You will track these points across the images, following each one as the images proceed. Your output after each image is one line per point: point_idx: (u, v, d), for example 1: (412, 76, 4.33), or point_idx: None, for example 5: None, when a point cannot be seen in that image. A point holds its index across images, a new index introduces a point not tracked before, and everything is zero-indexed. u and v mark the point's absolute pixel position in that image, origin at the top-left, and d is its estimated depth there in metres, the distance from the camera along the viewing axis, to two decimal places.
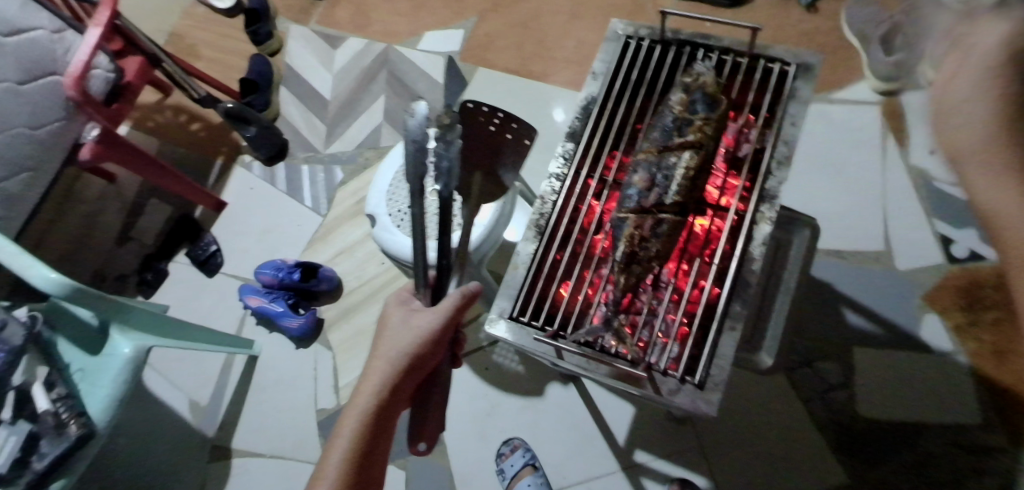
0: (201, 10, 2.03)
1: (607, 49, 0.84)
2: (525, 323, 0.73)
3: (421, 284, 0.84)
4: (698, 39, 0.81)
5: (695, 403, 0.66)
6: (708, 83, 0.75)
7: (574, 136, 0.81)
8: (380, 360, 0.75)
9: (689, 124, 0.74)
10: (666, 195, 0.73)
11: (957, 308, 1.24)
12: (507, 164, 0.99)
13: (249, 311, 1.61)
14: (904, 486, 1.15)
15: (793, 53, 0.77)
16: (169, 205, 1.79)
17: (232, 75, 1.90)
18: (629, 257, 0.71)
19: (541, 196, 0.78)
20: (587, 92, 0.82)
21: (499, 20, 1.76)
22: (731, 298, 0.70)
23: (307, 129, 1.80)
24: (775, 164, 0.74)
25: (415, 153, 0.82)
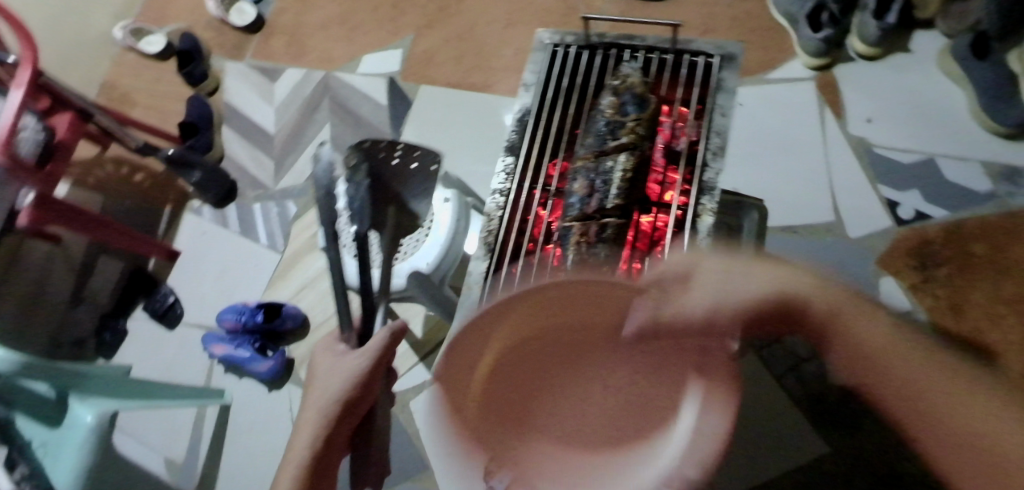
0: (132, 57, 1.97)
1: (536, 59, 0.85)
2: None
3: (346, 326, 0.89)
4: (622, 40, 0.83)
5: None
6: (636, 84, 0.76)
7: (513, 149, 0.81)
8: (312, 411, 0.75)
9: (621, 126, 0.74)
10: (607, 199, 0.72)
11: (912, 268, 1.26)
12: (416, 192, 1.00)
13: (215, 359, 1.56)
14: (880, 448, 1.18)
15: (715, 45, 0.80)
16: (120, 261, 1.73)
17: (171, 120, 1.85)
18: (580, 265, 0.69)
19: (487, 212, 0.77)
20: (521, 104, 0.83)
21: (436, 35, 1.75)
22: None
23: (254, 167, 1.76)
24: (711, 154, 0.74)
25: (325, 194, 0.92)
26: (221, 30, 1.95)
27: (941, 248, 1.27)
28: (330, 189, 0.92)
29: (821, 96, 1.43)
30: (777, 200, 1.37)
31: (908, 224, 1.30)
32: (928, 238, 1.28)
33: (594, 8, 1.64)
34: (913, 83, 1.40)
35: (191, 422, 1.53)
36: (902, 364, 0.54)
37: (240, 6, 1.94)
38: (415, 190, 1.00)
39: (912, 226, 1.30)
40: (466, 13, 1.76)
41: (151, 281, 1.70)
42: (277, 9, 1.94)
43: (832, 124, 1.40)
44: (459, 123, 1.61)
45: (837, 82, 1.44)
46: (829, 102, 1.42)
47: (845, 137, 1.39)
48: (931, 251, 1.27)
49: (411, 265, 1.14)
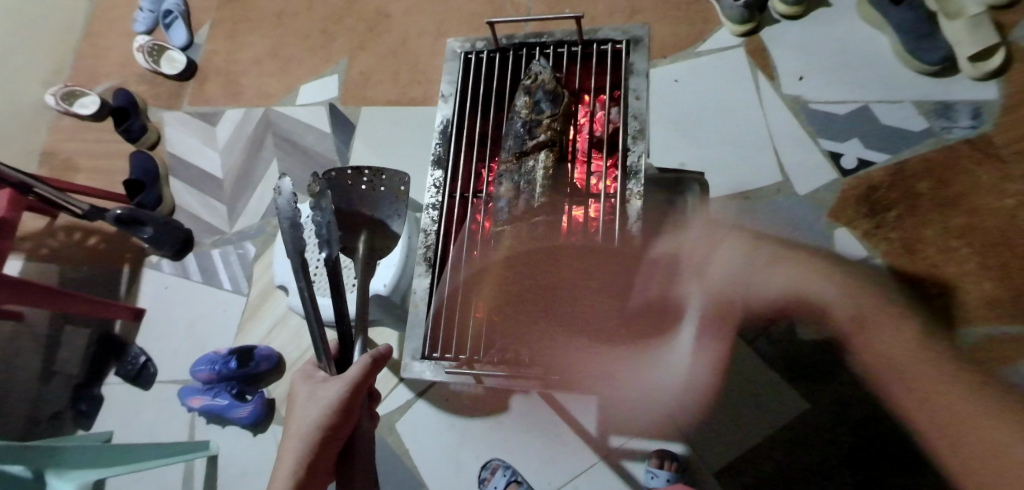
0: (67, 121, 1.93)
1: (451, 70, 0.90)
2: (439, 358, 0.81)
3: (323, 356, 0.83)
4: (532, 40, 0.88)
5: None
6: (547, 82, 0.82)
7: (443, 163, 0.86)
8: (292, 441, 0.75)
9: (537, 125, 0.80)
10: (533, 199, 0.78)
11: (861, 215, 1.29)
12: (386, 214, 0.97)
13: (196, 412, 1.54)
14: (857, 393, 1.20)
15: (620, 32, 0.87)
16: (85, 328, 1.70)
17: (118, 179, 1.83)
18: (514, 263, 0.77)
19: (425, 229, 0.84)
20: (444, 116, 0.89)
21: (370, 56, 1.75)
22: (617, 272, 0.77)
23: (207, 213, 1.74)
24: (631, 137, 0.82)
25: (292, 228, 0.79)
26: (154, 81, 1.92)
27: (887, 192, 1.30)
28: (296, 220, 0.79)
29: (751, 61, 1.45)
30: (726, 168, 1.39)
31: (853, 174, 1.33)
32: (873, 184, 1.31)
33: (520, 6, 1.65)
34: (836, 35, 1.43)
35: (181, 478, 1.51)
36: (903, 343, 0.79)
37: (170, 55, 1.91)
38: (387, 213, 0.96)
39: (857, 175, 1.32)
40: (396, 29, 1.76)
41: (120, 342, 1.67)
42: (207, 52, 1.92)
43: (765, 87, 1.43)
44: (407, 141, 1.62)
45: (766, 45, 1.46)
46: (760, 66, 1.44)
47: (780, 97, 1.41)
48: (879, 195, 1.30)
49: (370, 288, 1.13)
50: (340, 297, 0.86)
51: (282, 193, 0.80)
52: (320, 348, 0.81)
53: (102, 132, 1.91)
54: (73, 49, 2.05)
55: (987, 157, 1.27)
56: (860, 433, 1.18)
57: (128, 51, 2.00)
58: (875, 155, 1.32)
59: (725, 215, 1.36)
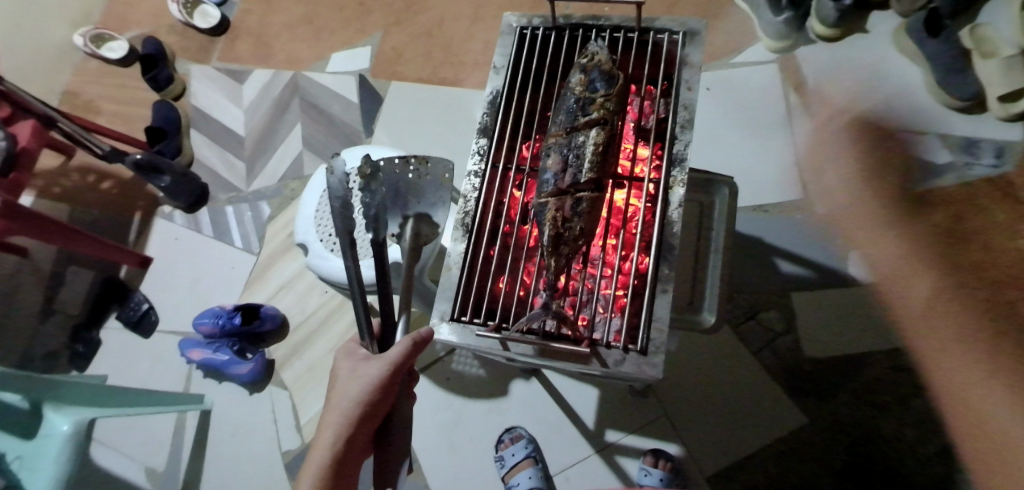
0: (92, 64, 1.92)
1: (503, 43, 0.85)
2: (467, 322, 0.74)
3: (366, 334, 0.92)
4: (589, 21, 0.84)
5: (640, 368, 0.69)
6: (603, 61, 0.77)
7: (486, 131, 0.82)
8: (334, 412, 0.81)
9: (590, 102, 0.75)
10: (581, 174, 0.73)
11: (877, 241, 1.31)
12: (431, 201, 0.99)
13: (194, 364, 1.53)
14: (855, 414, 1.22)
15: (679, 23, 0.82)
16: (91, 269, 1.69)
17: (139, 126, 1.82)
18: (556, 240, 0.71)
19: (463, 195, 0.80)
20: (492, 86, 0.83)
21: (403, 32, 1.76)
22: (659, 264, 0.73)
23: (226, 170, 1.74)
24: (679, 128, 0.78)
25: (341, 206, 0.90)
26: (185, 33, 1.92)
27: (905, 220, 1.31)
28: (345, 197, 0.91)
29: (784, 78, 1.47)
30: (750, 180, 1.40)
31: None
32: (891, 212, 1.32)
33: None
34: (868, 61, 1.45)
35: (170, 430, 1.50)
36: None
37: (204, 9, 1.91)
38: (432, 202, 0.99)
39: None
40: (433, 10, 1.77)
41: (123, 288, 1.66)
42: (241, 11, 1.92)
43: (795, 105, 1.44)
44: (432, 119, 1.63)
45: (799, 64, 1.47)
46: (791, 84, 1.46)
47: (808, 117, 1.43)
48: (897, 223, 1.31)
49: None
50: (385, 273, 0.92)
51: (334, 171, 0.92)
52: (365, 323, 0.90)
53: (127, 78, 1.90)
54: None
55: (1004, 196, 1.29)
56: (855, 451, 1.20)
57: (161, 2, 2.00)
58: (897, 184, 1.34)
59: (741, 226, 1.37)
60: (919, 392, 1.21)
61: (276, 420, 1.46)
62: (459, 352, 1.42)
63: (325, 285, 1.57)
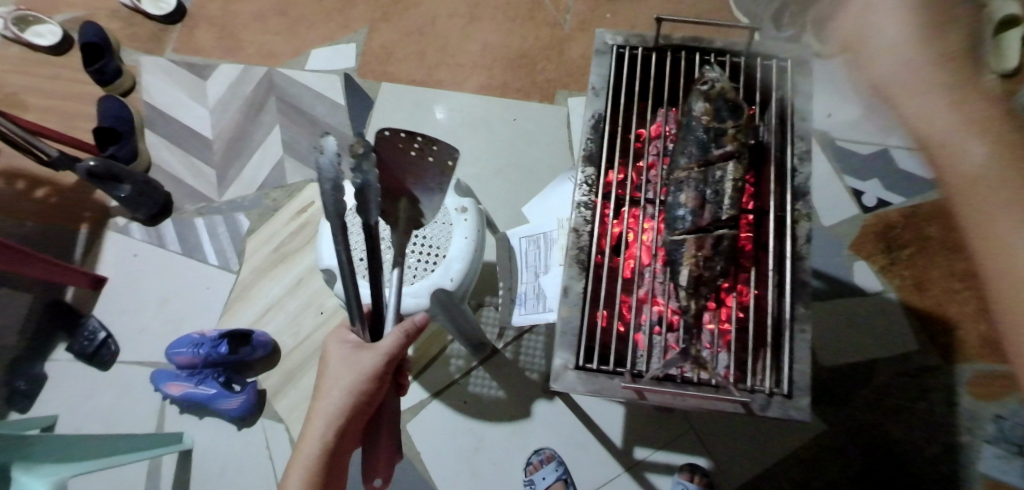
0: (14, 50, 1.65)
1: (600, 62, 0.83)
2: (594, 371, 0.71)
3: (357, 319, 0.84)
4: (691, 42, 0.83)
5: (787, 412, 0.66)
6: (726, 88, 0.75)
7: (592, 159, 0.80)
8: (325, 402, 0.78)
9: (722, 133, 0.74)
10: (720, 210, 0.73)
11: (879, 252, 1.38)
12: (428, 185, 0.92)
13: (170, 399, 1.36)
14: (869, 418, 1.28)
15: (787, 50, 0.82)
16: (28, 292, 1.45)
17: (78, 124, 1.58)
18: (695, 281, 0.71)
19: (574, 228, 0.77)
20: (590, 110, 0.82)
21: (392, 29, 1.64)
22: (794, 301, 0.71)
23: (192, 176, 1.55)
24: (798, 160, 0.76)
25: (335, 192, 0.72)
26: (132, 19, 1.69)
27: (902, 231, 1.38)
28: (341, 183, 0.72)
29: None
30: None
31: (872, 211, 1.41)
32: (890, 223, 1.39)
33: (560, 3, 1.63)
34: None
35: (142, 473, 1.33)
36: (1011, 170, 0.56)
37: None
38: (428, 186, 0.92)
39: (876, 212, 1.41)
40: (423, 6, 1.66)
41: (72, 314, 1.44)
42: None
43: None
44: (430, 124, 1.53)
45: None
46: None
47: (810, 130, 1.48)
48: (894, 234, 1.39)
49: (432, 282, 1.01)
50: (377, 259, 0.82)
51: (325, 153, 0.70)
52: (356, 312, 0.83)
53: (59, 68, 1.64)
54: None
55: None
56: (871, 453, 1.26)
57: None
58: (895, 196, 1.41)
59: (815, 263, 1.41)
60: (923, 394, 1.28)
61: (271, 457, 1.31)
62: (475, 374, 1.35)
63: (321, 305, 1.42)
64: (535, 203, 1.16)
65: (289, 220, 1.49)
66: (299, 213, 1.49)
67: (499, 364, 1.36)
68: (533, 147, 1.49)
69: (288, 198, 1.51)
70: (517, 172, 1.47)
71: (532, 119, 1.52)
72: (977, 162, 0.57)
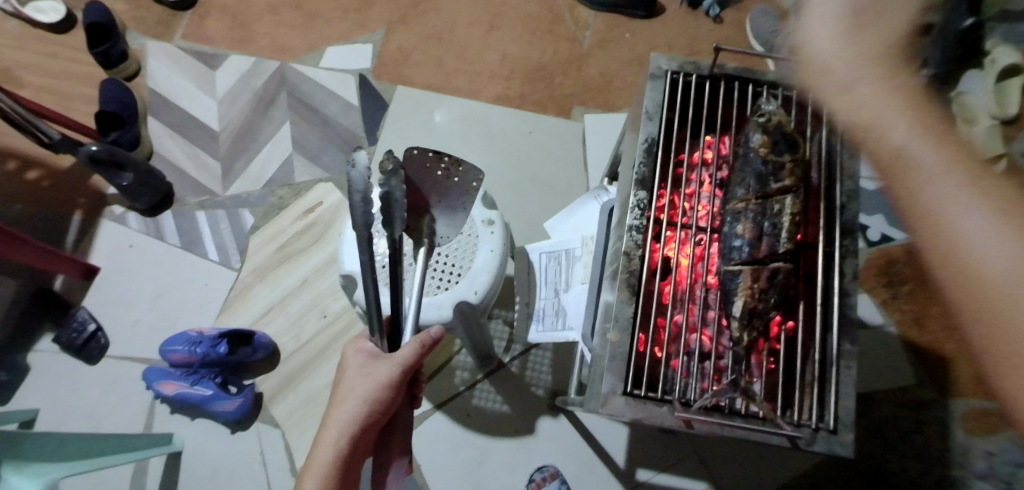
0: (12, 24, 1.59)
1: (655, 87, 0.84)
2: (644, 397, 0.71)
3: (376, 330, 0.79)
4: (746, 74, 0.85)
5: (833, 448, 0.68)
6: (783, 122, 0.78)
7: (645, 183, 0.80)
8: (339, 411, 0.71)
9: (779, 167, 0.76)
10: (777, 243, 0.75)
11: (881, 286, 1.42)
12: (452, 205, 0.87)
13: (161, 398, 1.31)
14: (865, 449, 1.30)
15: None
16: (15, 278, 1.39)
17: (75, 105, 1.52)
18: (750, 312, 0.72)
19: (626, 252, 0.77)
20: (646, 133, 0.82)
21: (410, 32, 1.62)
22: (842, 337, 0.72)
23: (195, 168, 1.51)
24: (846, 197, 0.77)
25: (365, 205, 0.67)
26: (139, 2, 1.64)
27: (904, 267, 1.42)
28: (371, 196, 0.67)
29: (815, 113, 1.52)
30: None
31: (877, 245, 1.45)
32: (893, 258, 1.43)
33: (580, 20, 1.63)
34: None
35: (128, 474, 1.27)
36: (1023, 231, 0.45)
37: None
38: (452, 204, 0.86)
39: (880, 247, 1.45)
40: (442, 11, 1.65)
41: (61, 304, 1.38)
42: None
43: None
44: (445, 131, 1.52)
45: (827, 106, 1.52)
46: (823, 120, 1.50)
47: None
48: (897, 269, 1.42)
49: (456, 294, 1.00)
50: (397, 271, 0.78)
51: (357, 166, 0.66)
52: (376, 323, 0.77)
53: (58, 46, 1.58)
54: None
55: None
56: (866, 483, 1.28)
57: None
58: (898, 232, 1.45)
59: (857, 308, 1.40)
60: (918, 429, 1.30)
61: (265, 464, 1.27)
62: (480, 386, 1.34)
63: (324, 308, 1.39)
64: (559, 219, 1.15)
65: (296, 219, 1.45)
66: (307, 213, 1.46)
67: (505, 378, 1.34)
68: (550, 160, 1.48)
69: (296, 197, 1.48)
70: (532, 184, 1.46)
71: (548, 133, 1.51)
72: (986, 266, 0.45)
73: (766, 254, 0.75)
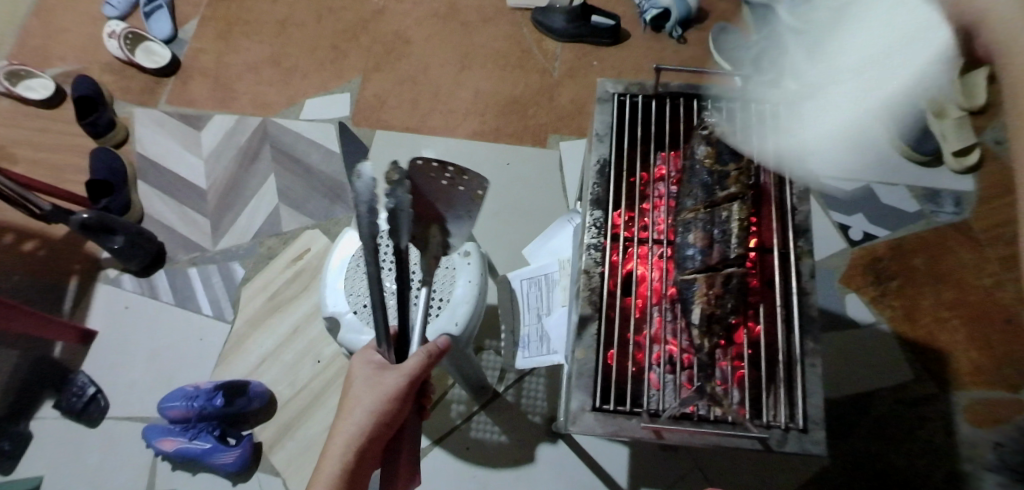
0: (4, 103, 1.65)
1: (603, 110, 0.88)
2: (611, 411, 0.72)
3: (384, 340, 0.81)
4: (690, 91, 0.88)
5: (805, 447, 0.68)
6: (725, 132, 0.82)
7: (600, 202, 0.82)
8: (347, 421, 0.74)
9: (725, 176, 0.79)
10: (729, 249, 0.75)
11: (868, 284, 1.42)
12: (458, 213, 0.89)
13: (161, 456, 1.32)
14: (867, 453, 1.28)
15: (777, 95, 0.87)
16: (16, 349, 1.42)
17: (67, 175, 1.57)
18: (709, 317, 0.72)
19: (586, 270, 0.79)
20: (598, 155, 0.85)
21: (385, 78, 1.68)
22: (803, 336, 0.73)
23: (184, 226, 1.54)
24: (797, 199, 0.79)
25: (370, 214, 0.76)
26: (124, 72, 1.71)
27: (889, 264, 1.43)
28: (375, 205, 0.76)
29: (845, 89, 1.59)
30: None
31: (859, 244, 1.46)
32: (876, 255, 1.44)
33: (549, 52, 1.68)
34: None
35: None
36: None
37: (148, 46, 1.71)
38: (458, 214, 0.89)
39: (863, 245, 1.46)
40: (415, 55, 1.71)
41: (60, 370, 1.40)
42: (193, 50, 1.75)
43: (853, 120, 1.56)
44: None
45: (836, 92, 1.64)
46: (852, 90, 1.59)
47: None
48: (881, 266, 1.43)
49: (437, 328, 1.01)
50: (404, 288, 0.83)
51: (361, 178, 0.74)
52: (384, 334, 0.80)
53: (49, 120, 1.64)
54: (19, 26, 1.77)
55: (967, 239, 1.44)
56: (875, 486, 1.25)
57: (90, 34, 1.76)
58: (879, 229, 1.46)
59: (847, 308, 1.40)
60: (921, 425, 1.29)
61: None
62: (476, 419, 1.34)
63: (318, 353, 1.40)
64: (535, 246, 1.18)
65: (286, 266, 1.48)
66: (296, 260, 1.48)
67: (501, 408, 1.34)
68: (530, 189, 1.51)
69: (284, 246, 1.51)
70: (514, 213, 1.49)
71: (526, 162, 1.54)
72: None
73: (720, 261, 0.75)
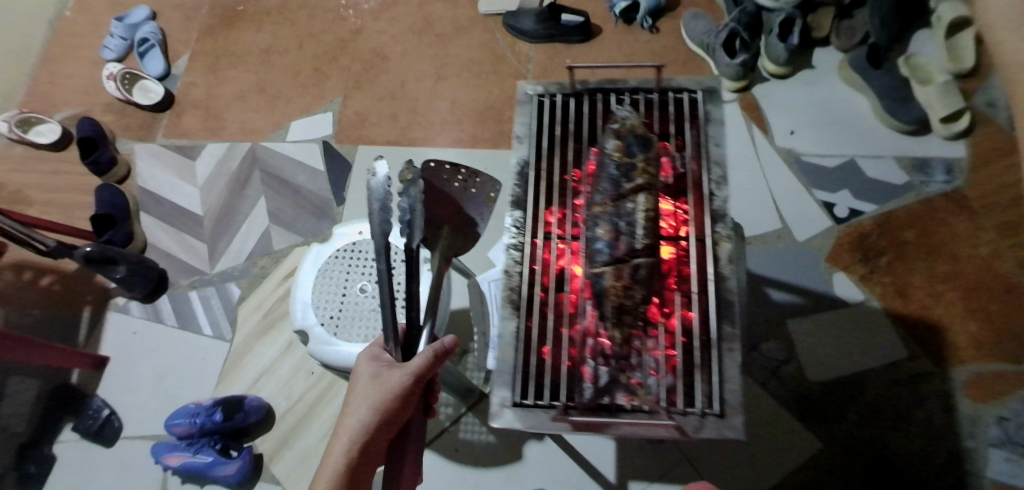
0: (17, 149, 1.77)
1: (524, 111, 0.91)
2: (530, 406, 0.76)
3: (392, 338, 0.84)
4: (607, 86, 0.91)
5: (721, 431, 0.73)
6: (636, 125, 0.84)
7: (520, 203, 0.87)
8: (351, 418, 0.76)
9: (632, 168, 0.81)
10: (635, 240, 0.78)
11: (856, 262, 1.38)
12: (473, 215, 0.94)
13: (171, 471, 1.39)
14: (862, 435, 1.24)
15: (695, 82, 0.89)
16: (38, 379, 1.52)
17: (76, 212, 1.67)
18: (619, 310, 0.76)
19: (507, 271, 0.84)
20: (518, 156, 0.89)
21: (365, 95, 1.73)
22: (721, 322, 0.78)
23: (184, 252, 1.63)
24: (715, 184, 0.83)
25: (382, 212, 0.78)
26: (124, 111, 1.80)
27: (877, 239, 1.39)
28: (388, 204, 0.78)
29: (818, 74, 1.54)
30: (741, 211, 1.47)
31: (844, 221, 1.43)
32: (863, 232, 1.40)
33: (521, 55, 1.70)
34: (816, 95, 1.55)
35: None
36: None
37: (143, 84, 1.81)
38: (474, 214, 0.94)
39: (848, 223, 1.42)
40: (393, 70, 1.75)
41: (78, 396, 1.49)
42: (186, 84, 1.84)
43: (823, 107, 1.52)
44: None
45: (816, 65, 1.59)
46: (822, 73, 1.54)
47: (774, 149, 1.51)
48: (870, 243, 1.39)
49: None
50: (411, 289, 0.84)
51: (377, 176, 0.77)
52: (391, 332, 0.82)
53: (59, 162, 1.75)
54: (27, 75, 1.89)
55: (961, 208, 1.38)
56: (872, 469, 1.22)
57: (92, 79, 1.87)
58: (865, 205, 1.43)
59: (834, 288, 1.37)
60: (919, 403, 1.25)
61: None
62: (464, 420, 1.36)
63: (310, 366, 1.46)
64: None
65: (278, 284, 1.54)
66: (287, 277, 1.54)
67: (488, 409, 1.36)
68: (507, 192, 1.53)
69: (276, 264, 1.57)
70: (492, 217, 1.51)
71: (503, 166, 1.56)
72: None
73: (629, 252, 0.77)
